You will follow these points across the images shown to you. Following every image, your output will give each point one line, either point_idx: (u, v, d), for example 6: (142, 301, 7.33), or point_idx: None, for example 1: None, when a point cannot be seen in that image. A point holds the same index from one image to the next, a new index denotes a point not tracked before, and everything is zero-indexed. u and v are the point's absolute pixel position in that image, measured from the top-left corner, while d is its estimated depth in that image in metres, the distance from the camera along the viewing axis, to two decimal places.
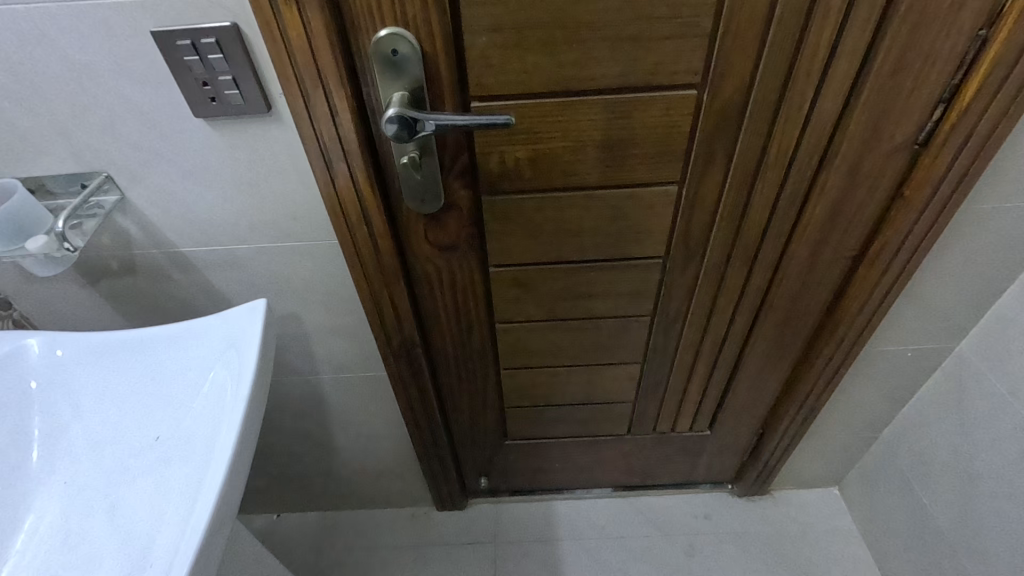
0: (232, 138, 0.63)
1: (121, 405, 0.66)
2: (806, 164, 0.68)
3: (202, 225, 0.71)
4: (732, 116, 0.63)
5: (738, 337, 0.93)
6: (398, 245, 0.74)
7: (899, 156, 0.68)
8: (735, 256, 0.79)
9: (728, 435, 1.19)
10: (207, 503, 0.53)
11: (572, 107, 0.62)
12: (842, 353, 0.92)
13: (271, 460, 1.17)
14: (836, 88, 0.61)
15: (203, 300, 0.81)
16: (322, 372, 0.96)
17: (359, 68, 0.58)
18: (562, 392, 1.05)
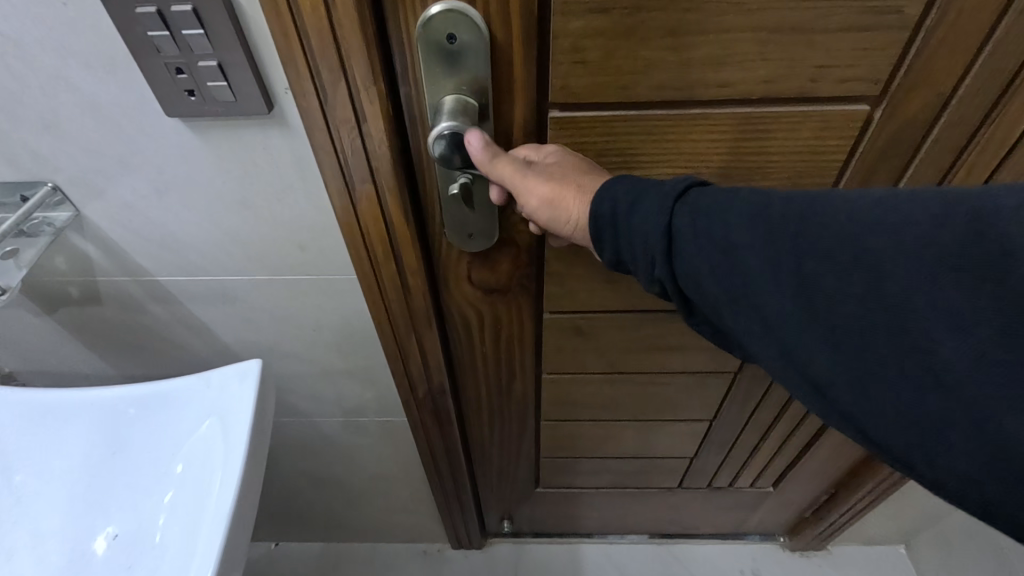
0: (219, 145, 0.46)
1: (74, 486, 0.51)
2: None
3: (185, 251, 0.55)
4: (911, 137, 0.49)
5: None
6: (433, 285, 0.59)
7: None
8: None
9: (793, 492, 1.04)
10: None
11: (697, 122, 0.47)
12: None
13: (270, 498, 1.02)
14: None
15: (187, 337, 0.65)
16: (330, 416, 0.81)
17: (397, 60, 0.41)
18: (611, 443, 0.89)
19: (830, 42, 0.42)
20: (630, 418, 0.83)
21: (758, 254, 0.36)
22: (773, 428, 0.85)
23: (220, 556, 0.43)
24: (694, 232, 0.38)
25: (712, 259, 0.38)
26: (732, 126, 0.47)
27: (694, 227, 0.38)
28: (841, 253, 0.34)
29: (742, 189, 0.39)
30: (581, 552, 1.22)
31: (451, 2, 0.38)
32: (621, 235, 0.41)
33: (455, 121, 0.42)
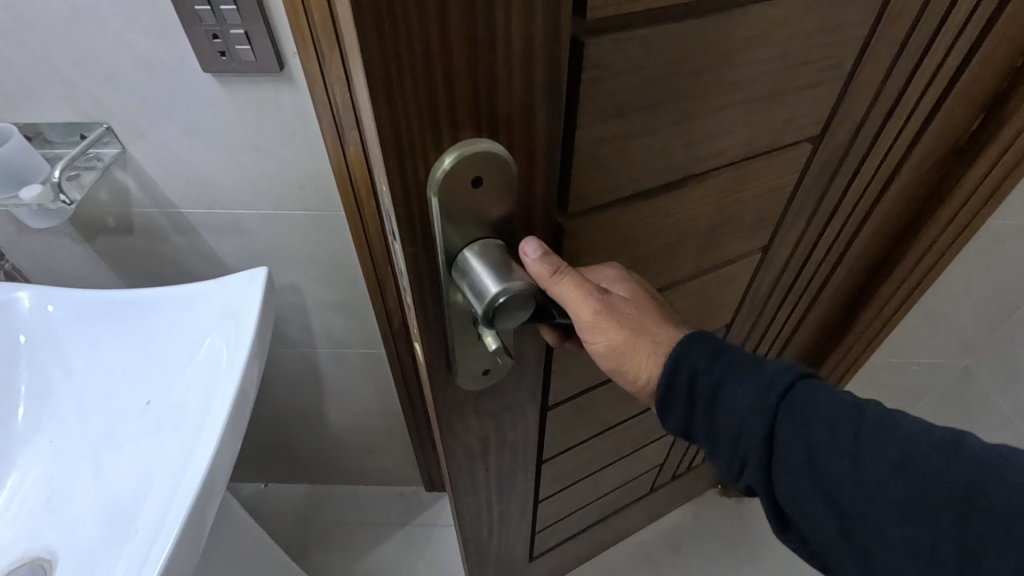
0: (241, 96, 0.60)
1: (111, 369, 0.64)
2: (877, 185, 0.65)
3: (207, 188, 0.69)
4: (835, 159, 0.57)
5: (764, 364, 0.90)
6: (446, 419, 0.51)
7: (945, 166, 0.67)
8: (789, 296, 0.77)
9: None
10: (196, 477, 0.51)
11: (683, 194, 0.49)
12: (853, 358, 0.93)
13: (262, 431, 1.16)
14: (922, 114, 0.58)
15: (201, 267, 0.79)
16: (319, 348, 0.94)
17: (412, 209, 0.34)
18: (597, 475, 0.96)
19: (792, 101, 0.47)
20: (614, 443, 0.90)
21: (867, 487, 0.39)
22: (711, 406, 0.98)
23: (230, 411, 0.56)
24: (800, 442, 0.42)
25: (813, 468, 0.41)
26: (710, 190, 0.50)
27: (801, 436, 0.42)
28: (961, 511, 0.36)
29: (870, 414, 0.41)
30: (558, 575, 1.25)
31: (482, 141, 0.33)
32: (721, 420, 0.45)
33: (504, 279, 0.35)
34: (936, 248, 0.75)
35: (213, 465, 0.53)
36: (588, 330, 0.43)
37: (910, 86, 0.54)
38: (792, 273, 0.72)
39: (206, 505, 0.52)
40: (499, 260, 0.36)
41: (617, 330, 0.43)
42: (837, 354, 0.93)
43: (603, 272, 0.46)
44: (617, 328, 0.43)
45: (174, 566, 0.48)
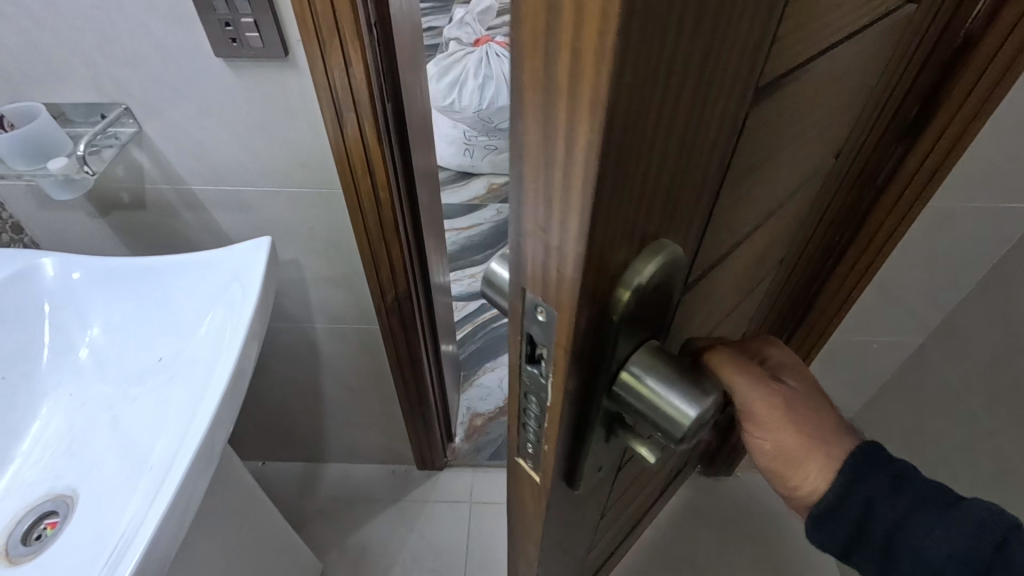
0: (249, 79, 0.66)
1: (127, 330, 0.70)
2: (849, 173, 0.68)
3: (215, 166, 0.75)
4: (837, 165, 0.59)
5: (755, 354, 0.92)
6: (546, 516, 0.44)
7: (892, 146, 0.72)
8: (781, 290, 0.79)
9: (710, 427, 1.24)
10: (206, 416, 0.57)
11: (752, 237, 0.47)
12: (814, 335, 0.99)
13: (261, 405, 1.22)
14: (890, 104, 0.62)
15: (207, 240, 0.85)
16: (316, 322, 1.00)
17: (598, 291, 0.28)
18: (636, 505, 0.93)
19: (833, 124, 0.46)
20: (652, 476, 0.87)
21: None
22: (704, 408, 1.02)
23: (237, 360, 0.61)
24: None
25: None
26: (767, 224, 0.49)
27: None
28: None
29: None
30: None
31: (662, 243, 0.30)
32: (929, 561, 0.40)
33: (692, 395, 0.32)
34: (887, 224, 0.81)
35: (221, 406, 0.59)
36: (766, 428, 0.43)
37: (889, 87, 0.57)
38: (784, 272, 0.74)
39: (214, 442, 0.58)
40: (676, 372, 0.33)
41: (791, 426, 0.43)
42: (802, 332, 0.99)
43: (769, 353, 0.48)
44: (790, 428, 0.43)
45: (186, 492, 0.53)
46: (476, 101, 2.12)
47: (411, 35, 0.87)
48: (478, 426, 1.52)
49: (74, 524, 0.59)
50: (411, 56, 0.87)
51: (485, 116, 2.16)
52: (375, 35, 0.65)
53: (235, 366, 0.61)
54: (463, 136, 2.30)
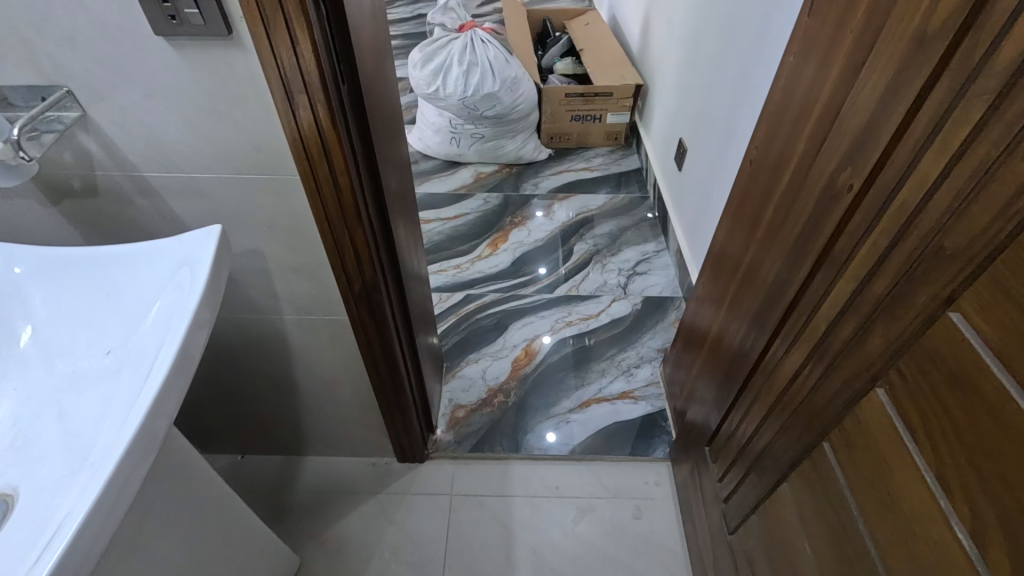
0: (195, 60, 0.63)
1: (74, 320, 0.68)
2: (840, 167, 0.67)
3: (167, 152, 0.72)
4: (910, 153, 0.55)
5: (756, 357, 0.90)
6: None
7: (826, 122, 0.74)
8: (809, 298, 0.73)
9: (697, 417, 1.23)
10: (144, 405, 0.55)
11: None
12: (738, 334, 0.99)
13: (235, 398, 1.21)
14: (864, 98, 0.62)
15: (163, 229, 0.82)
16: (285, 314, 0.98)
17: None
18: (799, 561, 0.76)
19: None
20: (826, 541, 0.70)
21: None
22: (733, 427, 1.00)
23: (181, 345, 0.60)
24: None
25: None
26: None
27: None
28: None
29: None
30: (514, 538, 1.29)
31: None
32: None
33: None
34: (786, 194, 0.85)
35: (162, 394, 0.57)
36: None
37: (905, 88, 0.55)
38: (830, 283, 0.68)
39: (154, 432, 0.56)
40: None
41: None
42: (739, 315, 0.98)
43: None
44: None
45: (119, 484, 0.51)
46: (460, 87, 2.08)
47: (375, 15, 0.84)
48: (459, 418, 1.50)
49: (11, 522, 0.56)
50: (376, 37, 0.84)
51: (470, 104, 2.12)
52: (324, 11, 0.62)
53: (176, 353, 0.59)
54: (449, 125, 2.27)
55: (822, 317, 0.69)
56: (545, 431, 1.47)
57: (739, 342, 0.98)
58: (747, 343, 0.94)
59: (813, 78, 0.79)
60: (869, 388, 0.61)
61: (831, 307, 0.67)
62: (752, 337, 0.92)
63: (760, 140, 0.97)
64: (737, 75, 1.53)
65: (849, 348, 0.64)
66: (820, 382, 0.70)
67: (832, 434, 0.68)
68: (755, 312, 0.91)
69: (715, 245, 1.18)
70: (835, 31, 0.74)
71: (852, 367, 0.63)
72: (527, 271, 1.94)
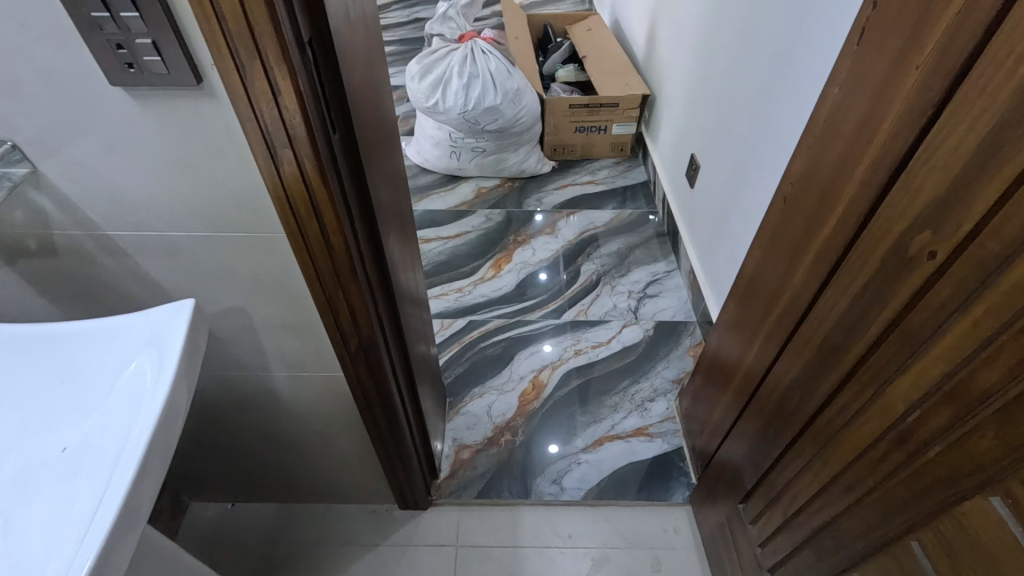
0: (161, 112, 0.54)
1: (27, 409, 0.59)
2: (914, 229, 0.59)
3: (133, 209, 0.63)
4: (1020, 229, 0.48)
5: (805, 420, 0.81)
6: None
7: (885, 171, 0.66)
8: (878, 368, 0.66)
9: (724, 465, 1.14)
10: (126, 470, 0.48)
11: None
12: (774, 387, 0.91)
13: (223, 451, 1.11)
14: (946, 156, 0.55)
15: (135, 289, 0.73)
16: (274, 371, 0.89)
17: None
18: None
19: None
20: None
21: None
22: (775, 490, 0.91)
23: (167, 402, 0.53)
24: None
25: None
26: None
27: None
28: None
29: None
30: None
31: None
32: None
33: None
34: (832, 243, 0.76)
35: (148, 456, 0.50)
36: None
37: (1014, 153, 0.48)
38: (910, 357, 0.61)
39: (139, 502, 0.49)
40: None
41: None
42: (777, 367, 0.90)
43: None
44: None
45: None
46: (460, 101, 1.99)
47: (371, 45, 0.75)
48: (463, 459, 1.41)
49: None
50: (372, 70, 0.75)
51: (471, 118, 2.03)
52: (311, 54, 0.52)
53: (162, 410, 0.52)
54: (449, 139, 2.18)
55: (899, 395, 0.62)
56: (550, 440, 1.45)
57: (778, 397, 0.89)
58: (789, 401, 0.85)
59: (863, 114, 0.71)
60: (976, 492, 0.54)
61: (918, 386, 0.60)
62: (797, 396, 0.83)
63: (795, 175, 0.88)
64: (754, 92, 1.44)
65: (946, 439, 0.56)
66: (902, 469, 0.63)
67: (921, 530, 0.61)
68: (799, 369, 0.82)
69: (741, 281, 1.09)
70: (892, 65, 0.65)
71: (950, 462, 0.56)
72: (532, 295, 1.84)
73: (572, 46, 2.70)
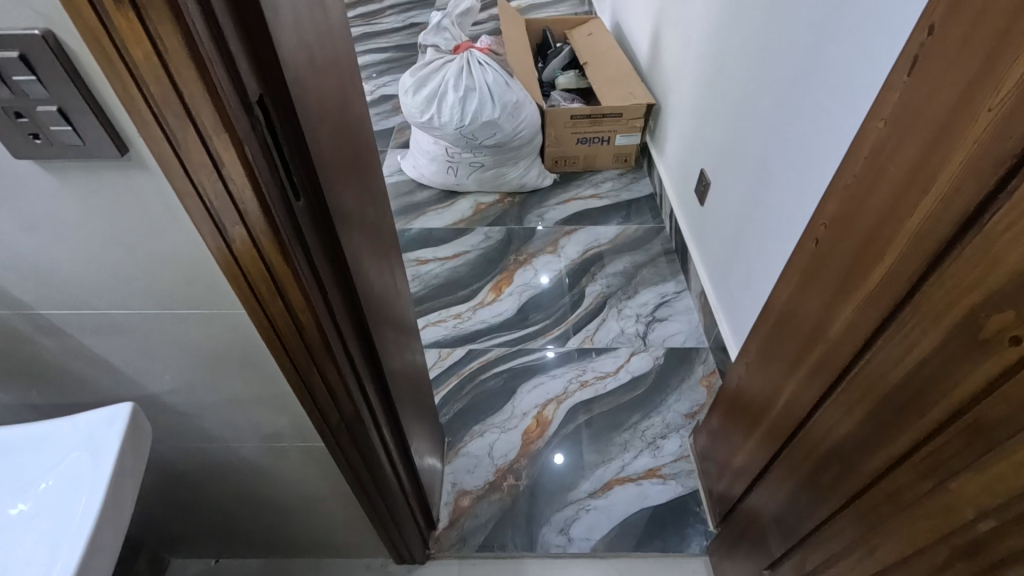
0: (82, 185, 0.44)
1: None
2: (991, 306, 0.50)
3: (66, 288, 0.54)
4: None
5: (845, 497, 0.72)
6: None
7: (946, 228, 0.57)
8: (937, 460, 0.56)
9: (748, 522, 1.05)
10: None
11: None
12: (807, 451, 0.81)
13: (200, 515, 1.02)
14: None
15: (82, 367, 0.64)
16: (248, 442, 0.80)
17: None
18: None
19: None
20: None
21: None
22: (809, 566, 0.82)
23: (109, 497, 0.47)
24: None
25: None
26: None
27: None
28: None
29: None
30: None
31: None
32: None
33: None
34: (878, 300, 0.67)
35: (93, 543, 0.46)
36: None
37: None
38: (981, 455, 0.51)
39: None
40: None
41: None
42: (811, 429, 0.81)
43: None
44: None
45: None
46: (457, 116, 1.90)
47: (352, 85, 0.66)
48: (464, 507, 1.32)
49: None
50: (352, 113, 0.65)
51: (468, 133, 1.93)
52: (264, 115, 0.43)
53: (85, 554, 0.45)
54: (445, 153, 2.08)
55: (967, 498, 0.53)
56: (556, 452, 1.41)
57: (813, 464, 0.80)
58: (826, 473, 0.76)
59: (915, 159, 0.61)
60: None
61: (994, 491, 0.50)
62: (836, 469, 0.74)
63: (829, 217, 0.78)
64: (770, 109, 1.34)
65: None
66: None
67: None
68: (838, 439, 0.73)
69: (767, 322, 1.00)
70: (954, 106, 0.55)
71: None
72: (534, 320, 1.75)
73: (572, 52, 2.60)
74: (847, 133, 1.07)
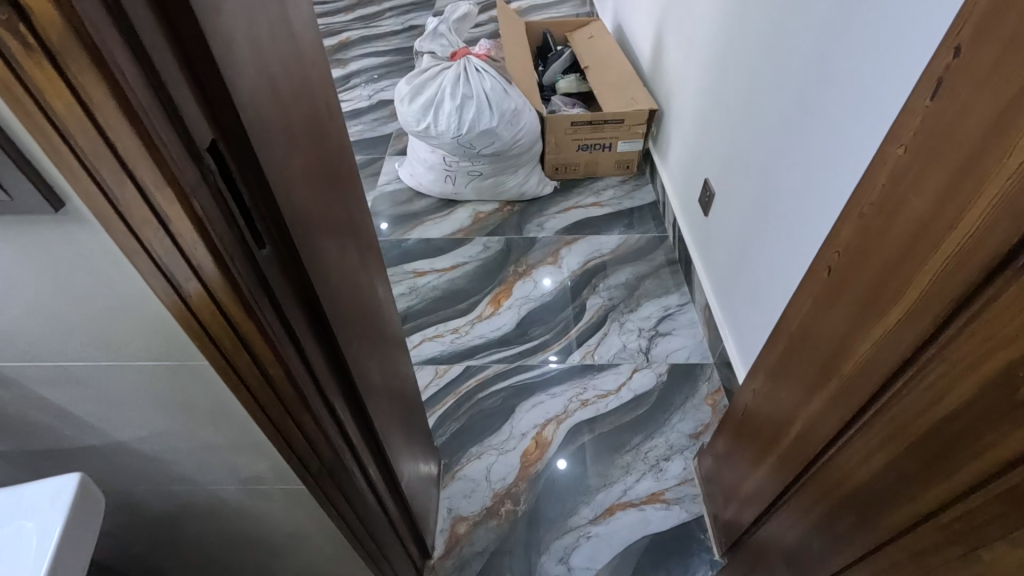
0: (18, 240, 0.40)
1: None
2: None
3: (14, 341, 0.50)
4: None
5: (863, 548, 0.67)
6: None
7: (975, 269, 0.52)
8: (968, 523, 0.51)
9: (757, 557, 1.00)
10: None
11: None
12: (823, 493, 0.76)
13: (183, 552, 0.98)
14: None
15: (42, 417, 0.60)
16: (227, 485, 0.75)
17: None
18: None
19: None
20: None
21: None
22: None
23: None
24: None
25: None
26: None
27: None
28: None
29: None
30: None
31: None
32: None
33: None
34: (898, 340, 0.62)
35: None
36: None
37: None
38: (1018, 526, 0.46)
39: None
40: None
41: None
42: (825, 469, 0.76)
43: None
44: None
45: None
46: (454, 125, 1.85)
47: (329, 112, 0.61)
48: (460, 534, 1.28)
49: None
50: (329, 142, 0.61)
51: (465, 142, 1.89)
52: (215, 162, 0.38)
53: None
54: (443, 162, 2.04)
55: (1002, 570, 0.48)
56: (558, 458, 1.40)
57: (827, 508, 0.75)
58: (842, 521, 0.71)
59: (939, 190, 0.56)
60: None
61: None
62: (853, 518, 0.69)
63: (843, 245, 0.73)
64: (777, 119, 1.29)
65: None
66: None
67: None
68: (855, 486, 0.68)
69: (776, 349, 0.95)
70: (984, 136, 0.50)
71: None
72: (534, 335, 1.70)
73: (573, 55, 2.55)
74: (859, 147, 1.02)
